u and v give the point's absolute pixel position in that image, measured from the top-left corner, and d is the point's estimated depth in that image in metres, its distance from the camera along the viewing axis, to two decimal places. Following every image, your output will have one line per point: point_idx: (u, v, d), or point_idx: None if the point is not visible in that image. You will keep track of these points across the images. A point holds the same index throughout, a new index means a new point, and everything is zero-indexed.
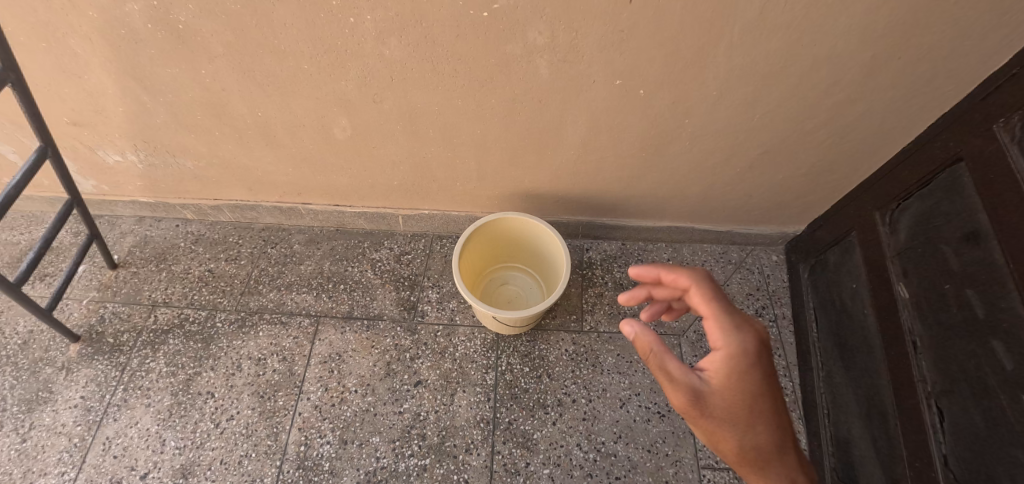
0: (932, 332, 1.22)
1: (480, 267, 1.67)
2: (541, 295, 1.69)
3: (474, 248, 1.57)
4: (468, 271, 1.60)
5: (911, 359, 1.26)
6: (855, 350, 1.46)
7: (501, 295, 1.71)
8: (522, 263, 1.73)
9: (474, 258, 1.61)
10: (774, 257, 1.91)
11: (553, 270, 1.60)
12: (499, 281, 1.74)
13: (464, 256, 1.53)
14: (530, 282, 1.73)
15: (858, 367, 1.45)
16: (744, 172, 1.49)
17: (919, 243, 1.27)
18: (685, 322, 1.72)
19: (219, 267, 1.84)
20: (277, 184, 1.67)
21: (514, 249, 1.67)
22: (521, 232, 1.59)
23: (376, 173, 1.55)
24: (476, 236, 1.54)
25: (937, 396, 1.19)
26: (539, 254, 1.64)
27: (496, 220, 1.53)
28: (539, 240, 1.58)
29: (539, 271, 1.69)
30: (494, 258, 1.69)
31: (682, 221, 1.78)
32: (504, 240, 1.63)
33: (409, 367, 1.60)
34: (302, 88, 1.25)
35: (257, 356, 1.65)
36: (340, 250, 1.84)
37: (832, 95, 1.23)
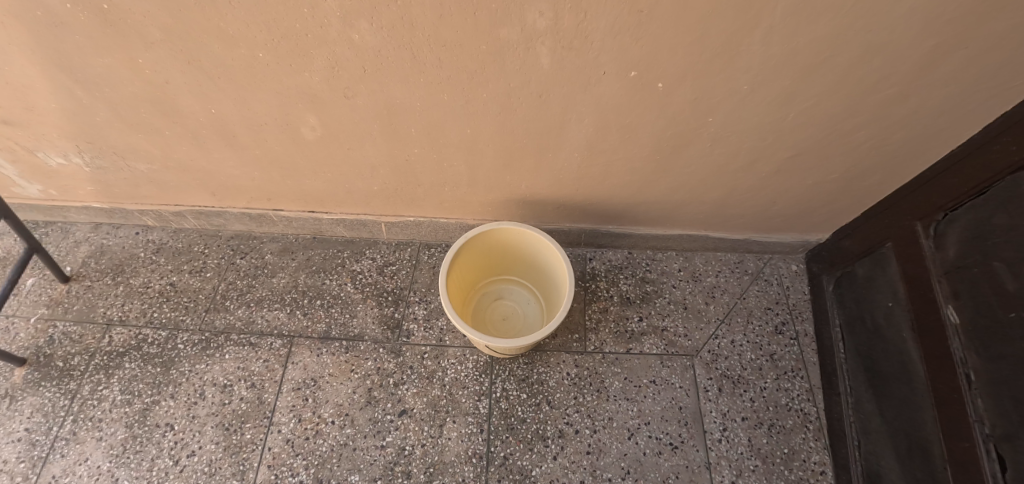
0: (990, 365, 1.06)
1: (472, 281, 1.50)
2: (540, 312, 1.52)
3: (466, 261, 1.40)
4: (459, 287, 1.43)
5: (964, 395, 1.10)
6: (892, 377, 1.31)
7: (496, 312, 1.54)
8: (520, 275, 1.55)
9: (466, 272, 1.44)
10: (793, 267, 1.75)
11: (553, 286, 1.43)
12: (493, 296, 1.56)
13: (453, 271, 1.36)
14: (528, 296, 1.56)
15: (896, 396, 1.29)
16: (771, 177, 1.32)
17: (972, 261, 1.11)
18: (699, 341, 1.56)
19: (183, 280, 1.66)
20: (243, 188, 1.49)
21: (510, 261, 1.50)
22: (518, 244, 1.42)
23: (354, 177, 1.37)
24: (468, 248, 1.37)
25: (998, 441, 1.03)
26: (538, 268, 1.47)
27: (490, 230, 1.36)
28: (538, 253, 1.41)
29: (538, 286, 1.52)
30: (487, 270, 1.52)
31: (695, 228, 1.61)
32: (499, 252, 1.45)
33: (392, 394, 1.42)
34: (260, 81, 1.07)
35: (223, 382, 1.47)
36: (317, 260, 1.66)
37: (880, 91, 1.06)
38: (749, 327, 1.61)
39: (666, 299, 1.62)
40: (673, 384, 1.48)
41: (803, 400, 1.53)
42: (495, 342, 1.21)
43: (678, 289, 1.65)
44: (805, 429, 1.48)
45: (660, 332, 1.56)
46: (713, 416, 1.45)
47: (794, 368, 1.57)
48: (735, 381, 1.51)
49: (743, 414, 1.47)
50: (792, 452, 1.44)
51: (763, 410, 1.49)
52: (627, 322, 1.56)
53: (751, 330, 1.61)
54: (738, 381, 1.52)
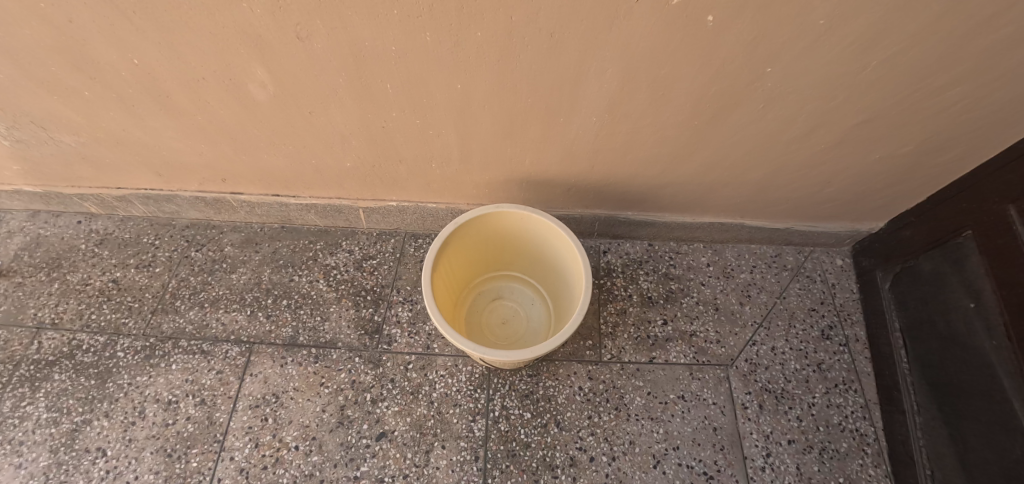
0: None
1: (464, 278, 1.26)
2: (547, 315, 1.28)
3: (457, 254, 1.16)
4: (449, 284, 1.19)
5: None
6: (975, 395, 1.10)
7: (494, 314, 1.30)
8: (522, 271, 1.31)
9: (457, 267, 1.20)
10: (838, 261, 1.51)
11: (563, 284, 1.19)
12: (491, 295, 1.32)
13: (441, 266, 1.12)
14: (532, 296, 1.32)
15: (984, 420, 1.08)
16: (831, 149, 1.08)
17: None
18: (734, 348, 1.32)
19: (128, 276, 1.42)
20: (193, 167, 1.25)
21: (511, 254, 1.26)
22: (520, 233, 1.18)
23: (321, 152, 1.13)
24: (459, 238, 1.13)
25: None
26: (545, 262, 1.23)
27: (487, 216, 1.12)
28: (545, 243, 1.17)
29: (545, 283, 1.28)
30: (483, 265, 1.28)
31: (728, 216, 1.37)
32: (498, 243, 1.21)
33: (370, 413, 1.18)
34: (188, 17, 0.83)
35: (167, 397, 1.23)
36: (285, 254, 1.41)
37: (990, 32, 0.82)
38: (792, 332, 1.37)
39: (694, 299, 1.38)
40: (705, 399, 1.24)
41: (857, 418, 1.29)
42: (492, 355, 0.97)
43: (707, 287, 1.41)
44: (861, 453, 1.25)
45: (688, 338, 1.32)
46: (754, 439, 1.21)
47: (845, 380, 1.34)
48: (779, 396, 1.28)
49: (790, 436, 1.24)
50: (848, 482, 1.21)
51: (812, 431, 1.25)
52: (649, 326, 1.32)
53: (794, 335, 1.37)
54: (782, 396, 1.28)
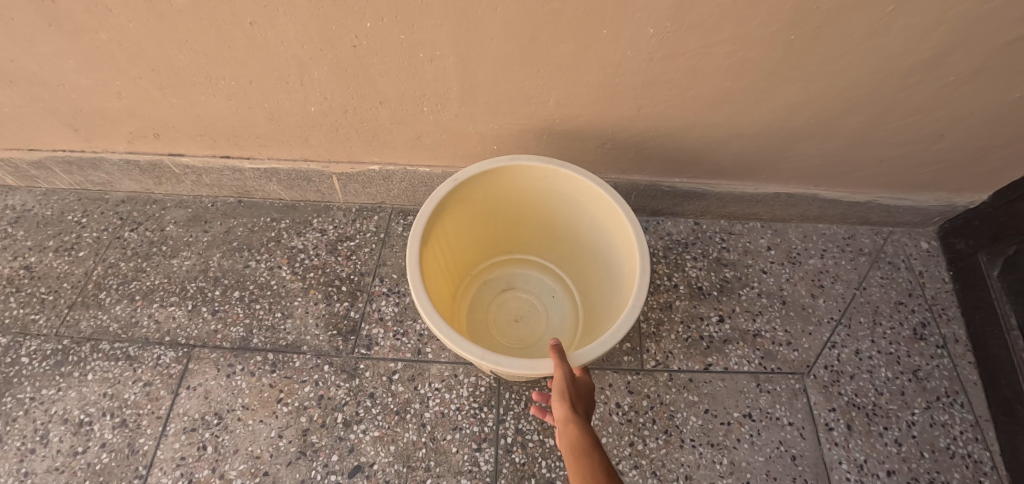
0: None
1: (465, 259, 0.97)
2: (573, 309, 1.00)
3: (456, 225, 0.88)
4: (444, 267, 0.91)
5: None
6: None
7: (505, 309, 1.02)
8: (542, 252, 1.03)
9: (456, 244, 0.91)
10: (924, 244, 1.23)
11: (599, 267, 0.91)
12: (499, 282, 1.04)
13: (434, 241, 0.83)
14: (553, 285, 1.04)
15: None
16: (962, 80, 0.81)
17: None
18: (809, 352, 1.04)
19: (43, 263, 1.13)
20: (114, 115, 0.96)
21: (528, 228, 0.98)
22: (543, 197, 0.90)
23: (275, 89, 0.84)
24: (459, 203, 0.84)
25: None
26: (574, 238, 0.95)
27: (498, 172, 0.83)
28: (577, 213, 0.89)
29: (571, 267, 1.00)
30: (490, 243, 1.00)
31: (799, 184, 1.09)
32: (510, 212, 0.93)
33: (341, 440, 0.89)
34: None
35: (78, 418, 0.94)
36: (240, 234, 1.12)
37: None
38: (878, 330, 1.09)
39: (755, 290, 1.10)
40: (778, 419, 0.96)
41: (969, 440, 1.01)
42: (507, 366, 0.69)
43: (770, 275, 1.12)
44: None
45: (752, 339, 1.03)
46: (844, 471, 0.93)
47: (949, 391, 1.05)
48: (870, 413, 0.99)
49: (888, 465, 0.95)
50: None
51: (915, 460, 0.97)
52: (702, 325, 1.04)
53: (881, 335, 1.09)
54: (874, 413, 1.00)
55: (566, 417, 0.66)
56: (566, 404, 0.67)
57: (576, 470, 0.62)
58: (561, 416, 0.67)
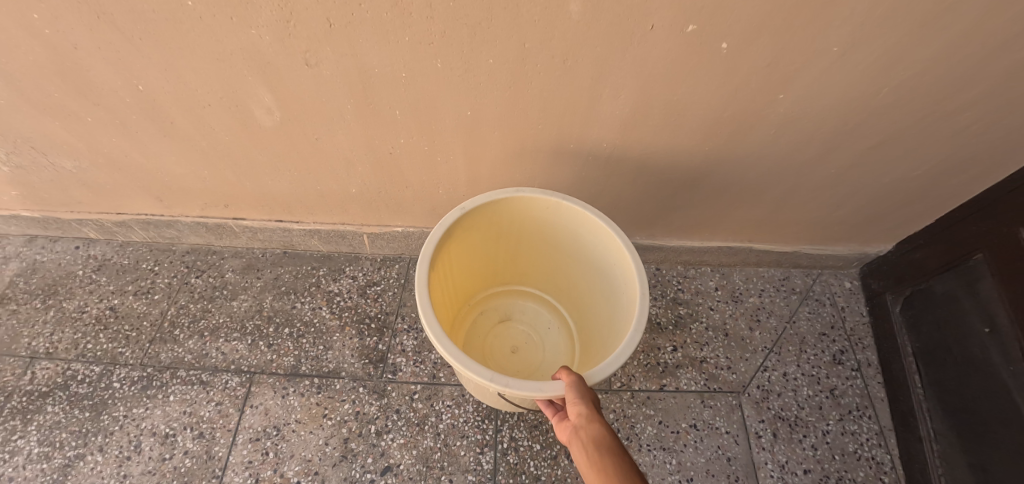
0: None
1: (465, 288, 1.21)
2: (562, 325, 1.28)
3: (461, 249, 1.07)
4: (445, 291, 1.10)
5: None
6: (1004, 424, 1.07)
7: (506, 334, 1.28)
8: (532, 278, 1.28)
9: (459, 265, 1.11)
10: (847, 283, 1.49)
11: (585, 290, 1.18)
12: (496, 309, 1.30)
13: (441, 265, 1.03)
14: (542, 309, 1.31)
15: (1003, 444, 1.07)
16: (843, 171, 1.07)
17: None
18: (745, 374, 1.30)
19: (125, 304, 1.38)
20: (195, 191, 1.22)
21: (526, 248, 1.17)
22: (540, 223, 1.08)
23: (327, 177, 1.10)
24: (463, 228, 1.02)
25: None
26: (570, 257, 1.14)
27: (503, 201, 1.00)
28: (574, 236, 1.07)
29: (556, 291, 1.28)
30: (490, 276, 1.25)
31: (737, 239, 1.36)
32: (512, 236, 1.12)
33: (374, 446, 1.14)
34: (193, 42, 0.79)
35: (163, 431, 1.19)
36: (287, 280, 1.38)
37: (1006, 53, 0.81)
38: (803, 357, 1.35)
39: (703, 324, 1.36)
40: (718, 428, 1.21)
41: (873, 445, 1.27)
42: (517, 389, 0.82)
43: (716, 312, 1.38)
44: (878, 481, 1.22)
45: (699, 364, 1.29)
46: (769, 470, 1.18)
47: (860, 406, 1.31)
48: (792, 424, 1.25)
49: (806, 465, 1.21)
50: None
51: (827, 460, 1.22)
52: (659, 353, 1.30)
53: (805, 360, 1.35)
54: (796, 424, 1.25)
55: (588, 418, 0.81)
56: (586, 406, 0.82)
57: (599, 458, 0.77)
58: (582, 416, 0.81)
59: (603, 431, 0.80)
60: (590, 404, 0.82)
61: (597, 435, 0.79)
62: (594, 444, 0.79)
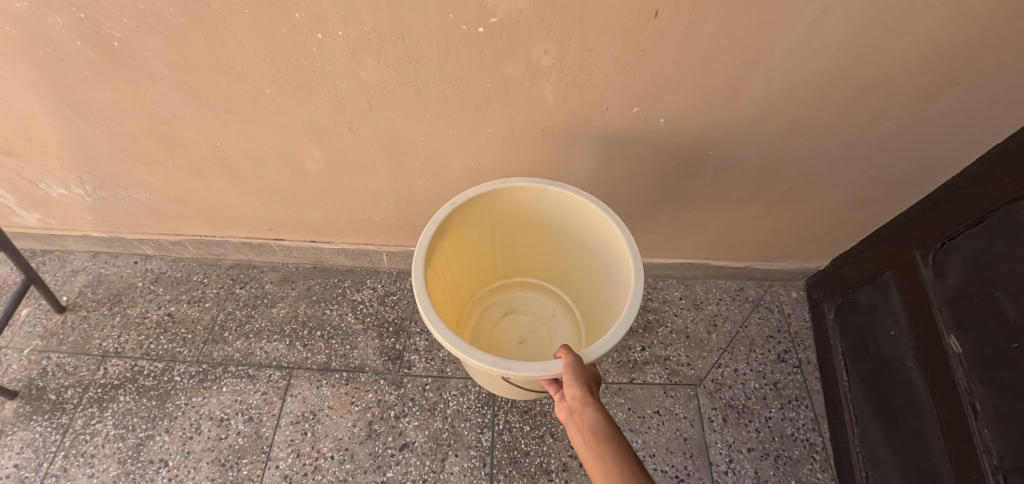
0: (996, 395, 1.06)
1: (466, 284, 1.33)
2: (563, 307, 1.42)
3: (461, 242, 1.16)
4: (446, 285, 1.20)
5: (972, 426, 1.10)
6: (900, 408, 1.28)
7: (513, 326, 1.42)
8: (529, 266, 1.40)
9: (458, 259, 1.20)
10: (794, 293, 1.73)
11: (581, 268, 1.27)
12: (498, 305, 1.44)
13: (442, 259, 1.12)
14: (542, 297, 1.45)
15: (901, 427, 1.28)
16: (770, 206, 1.31)
17: (975, 291, 1.11)
18: (702, 369, 1.55)
19: (180, 311, 1.63)
20: (245, 219, 1.46)
21: (521, 236, 1.26)
22: (531, 211, 1.16)
23: (356, 208, 1.35)
24: (458, 225, 1.10)
25: (1006, 473, 1.04)
26: (564, 239, 1.23)
27: (495, 193, 1.09)
28: (565, 218, 1.15)
29: (554, 274, 1.39)
30: (490, 270, 1.37)
31: (697, 257, 1.62)
32: (507, 227, 1.21)
33: (393, 427, 1.40)
34: (265, 115, 1.03)
35: (219, 415, 1.44)
36: (317, 290, 1.64)
37: (879, 124, 1.04)
38: (752, 356, 1.60)
39: (668, 328, 1.61)
40: (677, 413, 1.47)
41: (808, 429, 1.49)
42: (520, 371, 0.91)
43: (679, 317, 1.64)
44: (811, 459, 1.45)
45: (663, 361, 1.55)
46: (718, 448, 1.44)
47: (799, 397, 1.54)
48: (740, 411, 1.50)
49: (750, 444, 1.45)
50: None
51: (769, 441, 1.46)
52: (629, 352, 1.56)
53: (754, 358, 1.60)
54: (743, 411, 1.50)
55: (585, 402, 0.90)
56: (584, 390, 0.91)
57: (595, 438, 0.87)
58: (579, 399, 0.90)
59: (598, 414, 0.89)
60: (587, 387, 0.92)
61: (594, 418, 0.89)
62: (591, 426, 0.88)
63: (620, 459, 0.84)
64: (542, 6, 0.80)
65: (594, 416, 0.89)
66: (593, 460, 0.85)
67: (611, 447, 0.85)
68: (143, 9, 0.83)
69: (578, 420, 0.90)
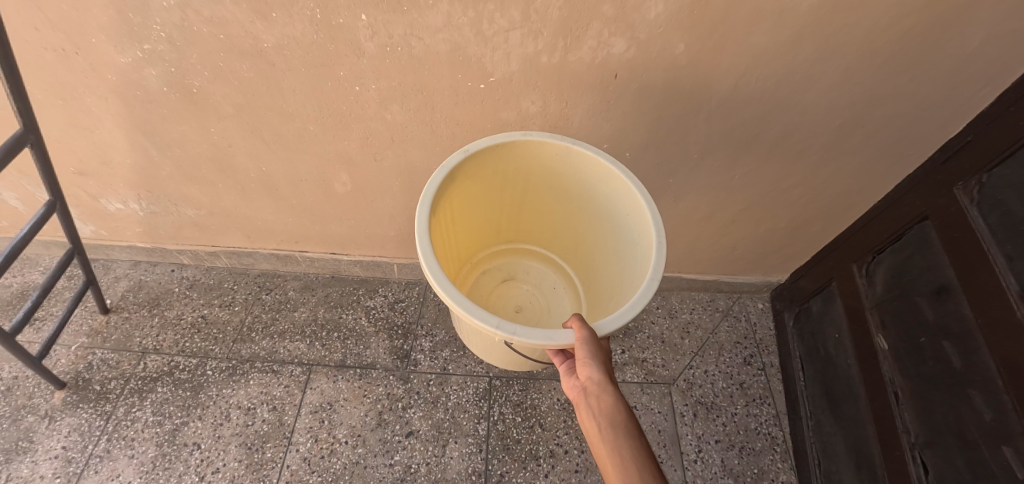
0: (913, 382, 1.25)
1: (468, 244, 1.39)
2: (562, 278, 1.49)
3: (467, 198, 1.19)
4: (450, 244, 1.26)
5: (895, 410, 1.28)
6: (843, 400, 1.47)
7: (510, 293, 1.50)
8: (534, 232, 1.45)
9: (464, 216, 1.25)
10: (760, 304, 1.92)
11: (588, 237, 1.32)
12: (497, 271, 1.51)
13: (449, 212, 1.16)
14: (541, 266, 1.52)
15: (845, 417, 1.46)
16: (728, 225, 1.54)
17: (895, 296, 1.32)
18: (675, 370, 1.74)
19: (213, 313, 1.83)
20: (276, 232, 1.68)
21: (532, 196, 1.28)
22: (546, 168, 1.17)
23: (374, 224, 1.57)
24: (468, 175, 1.11)
25: (921, 448, 1.21)
26: (576, 203, 1.26)
27: (514, 144, 1.08)
28: (579, 178, 1.16)
29: (557, 243, 1.45)
30: (494, 232, 1.43)
31: (670, 270, 1.83)
32: (516, 183, 1.23)
33: (401, 416, 1.59)
34: (307, 146, 1.26)
35: (246, 405, 1.63)
36: (335, 296, 1.85)
37: (806, 158, 1.29)
38: (720, 359, 1.78)
39: (645, 334, 1.81)
40: (653, 408, 1.66)
41: (770, 424, 1.67)
42: (525, 337, 0.89)
43: (657, 324, 1.84)
44: (772, 451, 1.62)
45: (640, 363, 1.75)
46: (689, 439, 1.62)
47: (762, 395, 1.72)
48: (708, 407, 1.68)
49: (717, 437, 1.63)
50: (760, 472, 1.59)
51: (734, 434, 1.64)
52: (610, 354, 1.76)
53: (723, 361, 1.78)
54: (712, 407, 1.68)
55: (604, 384, 0.97)
56: (603, 374, 0.96)
57: (609, 420, 0.95)
58: (598, 382, 0.96)
59: (613, 398, 0.96)
60: (605, 370, 0.97)
61: (610, 401, 0.96)
62: (606, 408, 0.96)
63: (631, 443, 0.93)
64: (528, 70, 1.05)
65: (610, 400, 0.96)
66: (607, 440, 0.94)
67: (624, 430, 0.94)
68: (222, 65, 1.08)
69: (594, 400, 0.97)
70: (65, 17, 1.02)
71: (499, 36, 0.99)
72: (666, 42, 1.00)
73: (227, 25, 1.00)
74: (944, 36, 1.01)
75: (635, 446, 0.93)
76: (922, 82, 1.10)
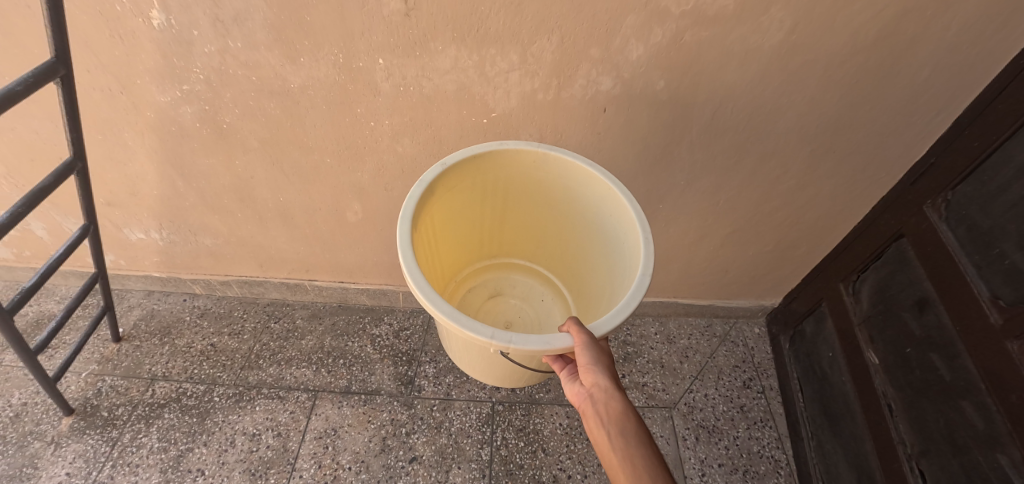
0: (904, 393, 1.30)
1: (454, 260, 1.47)
2: (549, 289, 1.58)
3: (453, 210, 1.28)
4: (435, 257, 1.34)
5: (890, 422, 1.33)
6: (841, 417, 1.51)
7: (499, 306, 1.58)
8: (518, 245, 1.54)
9: (448, 231, 1.34)
10: (756, 329, 1.97)
11: (573, 244, 1.40)
12: (485, 287, 1.59)
13: (433, 225, 1.24)
14: (528, 279, 1.61)
15: (844, 433, 1.49)
16: (718, 249, 1.63)
17: (880, 311, 1.39)
18: (675, 395, 1.78)
19: (222, 341, 1.89)
20: (287, 260, 1.77)
21: (513, 205, 1.36)
22: (527, 176, 1.25)
23: (382, 252, 1.66)
24: (447, 188, 1.17)
25: (917, 458, 1.25)
26: (561, 212, 1.33)
27: (493, 155, 1.16)
28: (557, 182, 1.24)
29: (542, 254, 1.54)
30: (478, 248, 1.52)
31: (666, 297, 1.90)
32: (497, 193, 1.30)
33: (405, 442, 1.62)
34: (324, 177, 1.37)
35: (252, 431, 1.67)
36: (342, 324, 1.92)
37: (784, 182, 1.39)
38: (720, 383, 1.82)
39: (645, 359, 1.86)
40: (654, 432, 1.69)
41: (773, 447, 1.68)
42: (521, 344, 0.96)
43: (656, 350, 1.89)
44: (776, 474, 1.63)
45: (641, 387, 1.79)
46: (692, 462, 1.64)
47: (763, 418, 1.74)
48: (710, 430, 1.71)
49: (720, 460, 1.65)
50: None
51: (737, 457, 1.66)
52: None
53: (722, 385, 1.81)
54: (714, 431, 1.71)
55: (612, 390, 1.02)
56: (611, 380, 1.02)
57: (619, 426, 1.00)
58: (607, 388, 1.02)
59: (622, 404, 1.02)
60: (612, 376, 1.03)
61: (618, 407, 1.02)
62: (615, 414, 1.01)
63: (641, 447, 0.99)
64: (527, 106, 1.17)
65: (618, 405, 1.02)
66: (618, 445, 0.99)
67: (633, 434, 1.00)
68: (251, 103, 1.20)
69: (603, 406, 1.02)
70: (115, 61, 1.14)
71: (500, 76, 1.12)
72: (648, 80, 1.12)
73: (260, 68, 1.13)
74: (895, 71, 1.14)
75: (647, 452, 0.98)
76: (882, 112, 1.22)
